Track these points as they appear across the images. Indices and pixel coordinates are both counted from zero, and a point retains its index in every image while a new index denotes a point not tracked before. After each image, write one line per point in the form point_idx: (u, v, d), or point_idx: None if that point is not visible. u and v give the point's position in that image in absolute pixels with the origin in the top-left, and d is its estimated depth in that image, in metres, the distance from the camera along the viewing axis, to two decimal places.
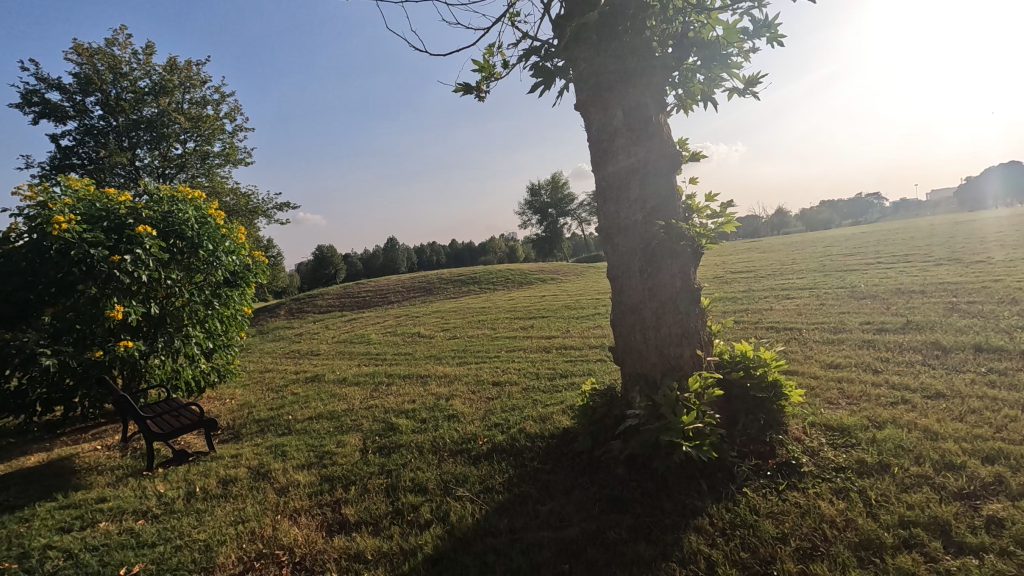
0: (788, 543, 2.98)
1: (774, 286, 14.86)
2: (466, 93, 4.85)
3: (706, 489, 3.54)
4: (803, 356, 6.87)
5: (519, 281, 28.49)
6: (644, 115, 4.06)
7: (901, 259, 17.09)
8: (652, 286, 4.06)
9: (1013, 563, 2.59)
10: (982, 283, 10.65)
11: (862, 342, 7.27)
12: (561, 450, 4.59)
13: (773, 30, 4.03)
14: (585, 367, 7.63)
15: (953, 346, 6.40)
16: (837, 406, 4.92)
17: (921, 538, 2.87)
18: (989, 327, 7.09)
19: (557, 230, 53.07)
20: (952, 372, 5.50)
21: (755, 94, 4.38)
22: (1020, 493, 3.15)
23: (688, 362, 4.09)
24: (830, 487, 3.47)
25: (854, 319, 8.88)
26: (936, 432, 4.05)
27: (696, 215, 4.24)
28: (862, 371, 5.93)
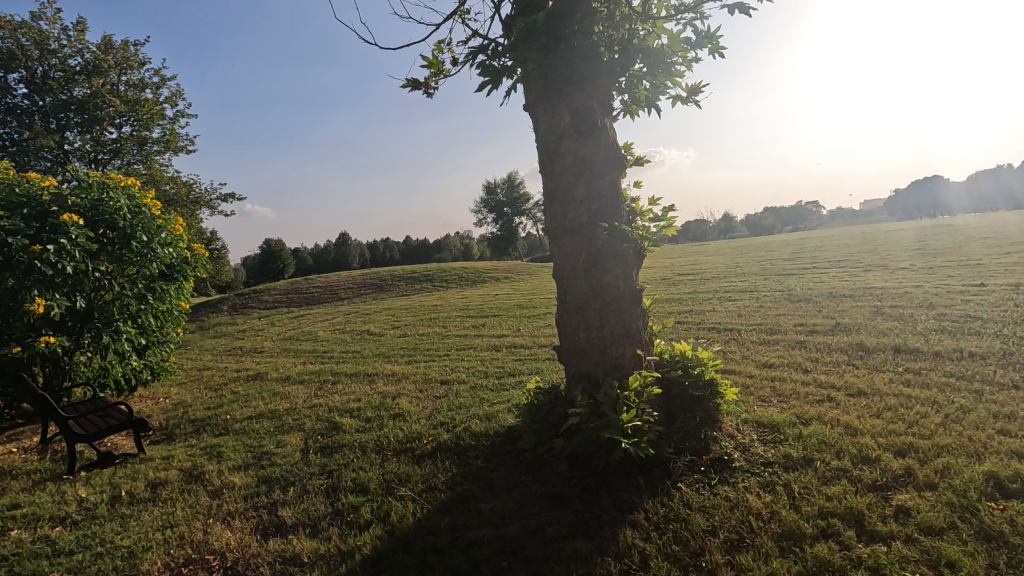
0: (717, 535, 3.11)
1: (718, 288, 15.44)
2: (414, 88, 4.81)
3: (643, 485, 3.65)
4: (740, 356, 7.18)
5: (473, 279, 28.40)
6: (591, 118, 4.14)
7: (835, 265, 18.10)
8: (596, 287, 4.15)
9: (916, 549, 2.79)
10: (905, 288, 11.42)
11: (795, 343, 7.65)
12: (505, 448, 4.62)
13: (714, 42, 4.21)
14: (533, 366, 7.69)
15: (875, 347, 6.83)
16: (769, 404, 5.16)
17: (837, 527, 3.05)
18: (908, 329, 7.62)
19: (512, 229, 53.22)
20: (874, 372, 5.88)
21: (697, 103, 4.57)
22: (926, 484, 3.40)
23: (629, 360, 4.20)
24: (758, 481, 3.64)
25: (789, 320, 9.34)
26: (856, 428, 4.31)
27: (639, 219, 4.39)
28: (793, 371, 6.25)
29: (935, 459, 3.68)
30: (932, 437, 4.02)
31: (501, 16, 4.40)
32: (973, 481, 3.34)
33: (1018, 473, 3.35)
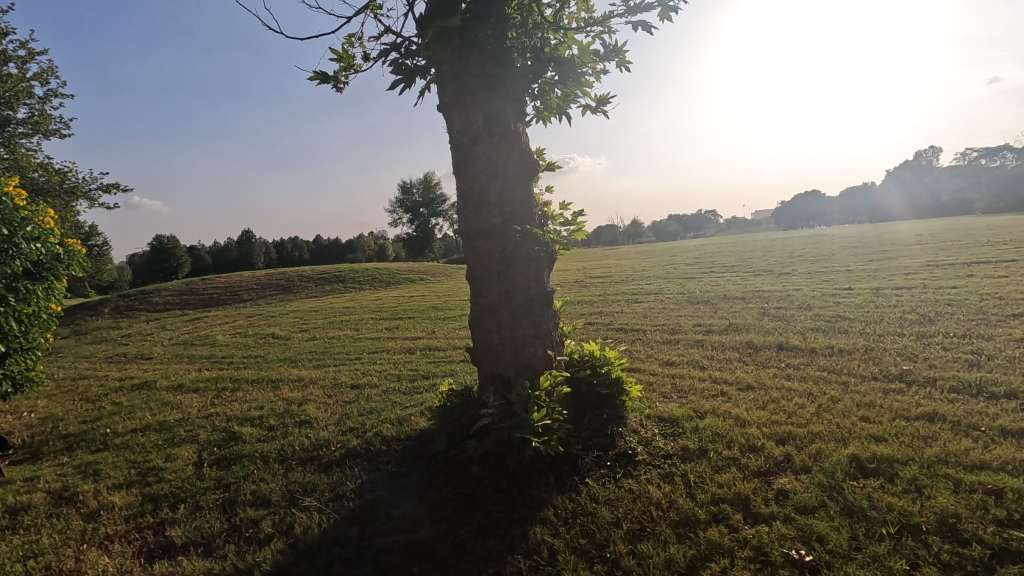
0: (621, 526, 3.25)
1: (626, 290, 16.17)
2: (322, 82, 4.63)
3: (552, 482, 3.74)
4: (645, 355, 7.57)
5: (387, 280, 27.73)
6: (504, 123, 4.21)
7: (730, 270, 19.57)
8: (508, 289, 4.20)
9: (793, 527, 3.09)
10: (788, 291, 12.60)
11: (694, 342, 8.20)
12: (417, 451, 4.55)
13: (622, 56, 4.46)
14: (447, 368, 7.65)
15: (763, 345, 7.47)
16: (670, 399, 5.49)
17: (727, 512, 3.30)
18: (789, 328, 8.41)
19: (428, 230, 52.57)
20: (761, 367, 6.43)
21: (605, 112, 4.81)
22: (802, 467, 3.77)
23: (540, 361, 4.29)
24: (659, 473, 3.86)
25: (689, 321, 9.97)
26: (745, 419, 4.69)
27: (551, 223, 4.53)
28: (691, 368, 6.68)
29: (810, 445, 4.09)
30: (808, 425, 4.47)
31: (415, 15, 4.35)
32: (840, 463, 3.74)
33: (875, 454, 3.80)
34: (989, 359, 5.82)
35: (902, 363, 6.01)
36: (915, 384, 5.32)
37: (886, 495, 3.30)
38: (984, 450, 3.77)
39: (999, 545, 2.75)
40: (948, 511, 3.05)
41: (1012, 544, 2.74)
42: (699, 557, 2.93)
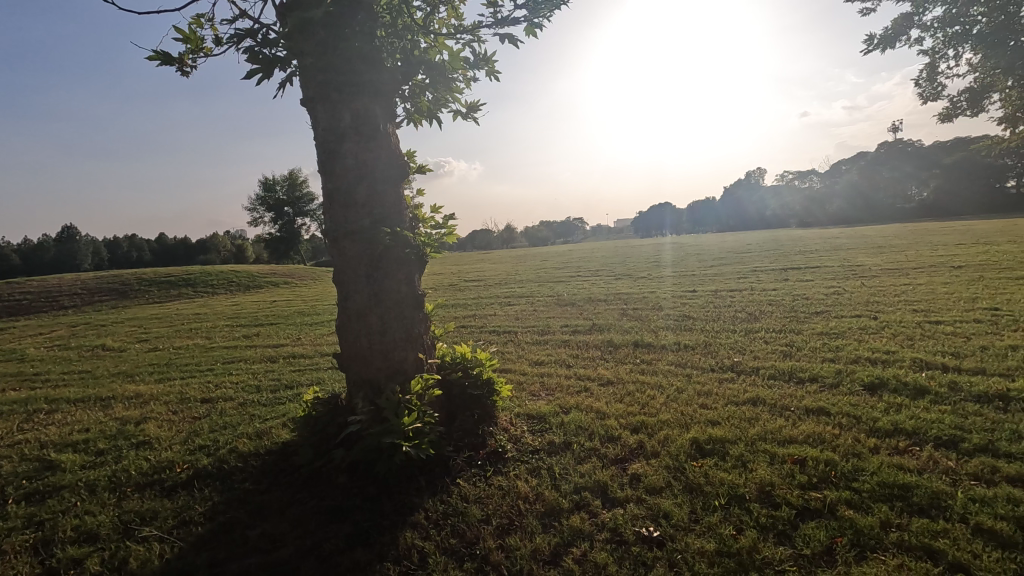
0: (490, 522, 3.34)
1: (499, 294, 16.53)
2: (165, 63, 4.18)
3: (423, 485, 3.73)
4: (515, 355, 7.83)
5: (245, 284, 25.45)
6: (373, 123, 4.13)
7: (595, 274, 20.88)
8: (378, 293, 4.12)
9: (644, 507, 3.40)
10: (644, 293, 13.78)
11: (561, 342, 8.64)
12: (278, 466, 4.27)
13: (490, 65, 4.64)
14: (313, 376, 7.25)
15: (622, 343, 8.10)
16: (537, 397, 5.75)
17: (588, 499, 3.55)
18: (644, 328, 9.20)
19: (294, 231, 49.26)
20: (619, 363, 6.97)
21: (474, 118, 4.97)
22: (652, 452, 4.17)
23: (411, 365, 4.26)
24: (526, 467, 4.03)
25: (558, 322, 10.48)
26: (604, 412, 5.07)
27: (422, 225, 4.53)
28: (558, 366, 7.05)
29: (659, 432, 4.52)
30: (658, 414, 4.94)
31: (274, 3, 4.09)
32: (682, 446, 4.19)
33: (711, 436, 4.31)
34: (798, 350, 6.88)
35: (734, 355, 6.88)
36: (744, 373, 6.12)
37: (719, 471, 3.77)
38: (793, 426, 4.46)
39: (801, 505, 3.28)
40: (765, 481, 3.56)
41: (811, 503, 3.28)
42: (562, 544, 3.11)
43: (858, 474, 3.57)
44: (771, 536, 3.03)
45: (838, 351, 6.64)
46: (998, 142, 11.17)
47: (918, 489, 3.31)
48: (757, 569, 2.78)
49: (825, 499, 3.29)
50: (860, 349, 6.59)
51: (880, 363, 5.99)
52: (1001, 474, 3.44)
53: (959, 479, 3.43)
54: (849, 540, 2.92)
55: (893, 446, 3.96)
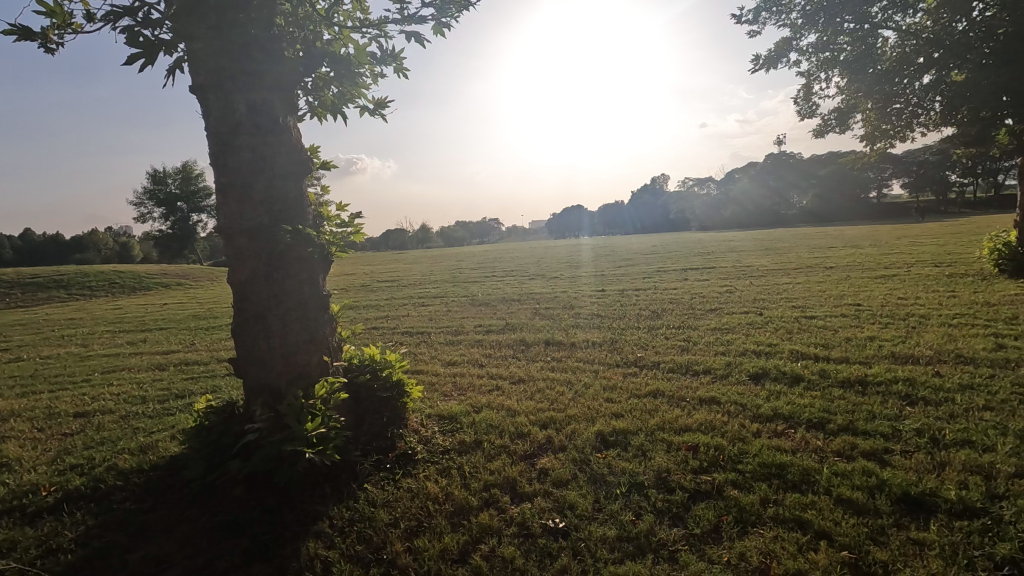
0: (398, 525, 3.30)
1: (413, 294, 16.31)
2: (24, 39, 3.72)
3: (328, 492, 3.60)
4: (428, 356, 7.76)
5: (131, 286, 23.19)
6: (272, 115, 3.92)
7: (509, 274, 21.20)
8: (277, 293, 3.92)
9: (550, 500, 3.51)
10: (555, 293, 14.18)
11: (474, 342, 8.68)
12: (166, 482, 3.94)
13: (398, 62, 4.58)
14: (208, 383, 6.76)
15: (534, 342, 8.28)
16: (449, 397, 5.74)
17: (497, 495, 3.59)
18: (555, 326, 9.47)
19: (188, 228, 45.59)
20: (530, 362, 7.11)
21: (382, 114, 4.89)
22: (559, 446, 4.30)
23: (315, 368, 4.10)
24: (436, 468, 4.01)
25: (471, 322, 10.52)
26: (515, 410, 5.16)
27: (326, 223, 4.38)
28: (471, 366, 7.08)
29: (567, 426, 4.68)
30: (566, 409, 5.10)
31: None
32: (588, 439, 4.37)
33: (615, 428, 4.53)
34: (694, 345, 7.38)
35: (637, 351, 7.26)
36: (646, 367, 6.48)
37: (620, 460, 3.96)
38: (688, 415, 4.79)
39: (693, 488, 3.53)
40: (662, 468, 3.80)
41: (701, 485, 3.54)
42: (471, 542, 3.13)
43: (742, 457, 3.90)
44: (666, 519, 3.23)
45: (728, 344, 7.21)
46: (861, 157, 12.63)
47: (791, 467, 3.68)
48: (653, 551, 2.96)
49: (714, 482, 3.57)
50: (747, 342, 7.19)
51: (763, 355, 6.57)
52: (858, 450, 3.90)
53: (825, 456, 3.85)
54: (733, 518, 3.19)
55: (772, 430, 4.36)
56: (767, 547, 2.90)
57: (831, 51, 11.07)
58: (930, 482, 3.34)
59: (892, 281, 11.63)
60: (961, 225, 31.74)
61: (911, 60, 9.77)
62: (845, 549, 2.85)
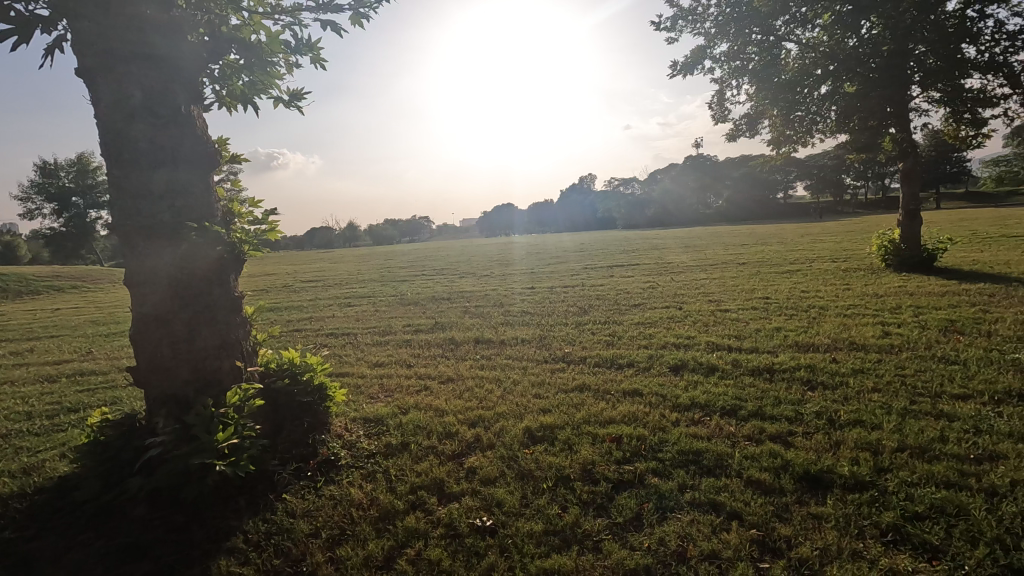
0: (319, 535, 3.17)
1: (338, 294, 15.79)
2: None
3: (243, 506, 3.40)
4: (353, 358, 7.53)
5: (15, 290, 20.88)
6: (173, 104, 3.65)
7: (440, 272, 21.01)
8: (182, 295, 3.65)
9: (478, 499, 3.50)
10: (485, 291, 14.20)
11: (402, 342, 8.51)
12: (54, 505, 3.56)
13: (315, 52, 4.39)
14: (107, 395, 6.20)
15: (463, 340, 8.24)
16: (375, 399, 5.59)
17: (424, 497, 3.53)
18: (485, 324, 9.48)
19: (85, 226, 41.67)
20: (459, 361, 7.06)
21: (297, 106, 4.68)
22: (488, 444, 4.29)
23: (228, 374, 3.85)
24: (361, 473, 3.89)
25: (400, 322, 10.32)
26: (443, 409, 5.10)
27: (238, 220, 4.13)
28: (398, 367, 6.93)
29: (495, 423, 4.68)
30: (495, 407, 5.11)
31: None
32: (517, 435, 4.39)
33: (542, 423, 4.58)
34: (619, 339, 7.62)
35: (565, 346, 7.40)
36: (573, 362, 6.61)
37: (548, 455, 4.02)
38: (613, 408, 4.93)
39: (617, 478, 3.64)
40: (588, 460, 3.89)
41: (624, 475, 3.66)
42: (396, 546, 3.06)
43: (662, 445, 4.06)
44: (591, 510, 3.31)
45: (650, 338, 7.51)
46: (769, 160, 13.54)
47: (707, 453, 3.88)
48: (578, 542, 3.02)
49: (636, 471, 3.69)
50: (668, 336, 7.51)
51: (683, 347, 6.89)
52: (766, 433, 4.17)
53: (737, 441, 4.08)
54: (654, 505, 3.31)
55: (690, 418, 4.58)
56: (684, 530, 3.03)
57: (741, 60, 11.81)
58: (827, 460, 3.62)
59: (796, 276, 12.57)
60: (855, 223, 34.79)
61: (810, 71, 10.64)
62: (753, 527, 3.03)
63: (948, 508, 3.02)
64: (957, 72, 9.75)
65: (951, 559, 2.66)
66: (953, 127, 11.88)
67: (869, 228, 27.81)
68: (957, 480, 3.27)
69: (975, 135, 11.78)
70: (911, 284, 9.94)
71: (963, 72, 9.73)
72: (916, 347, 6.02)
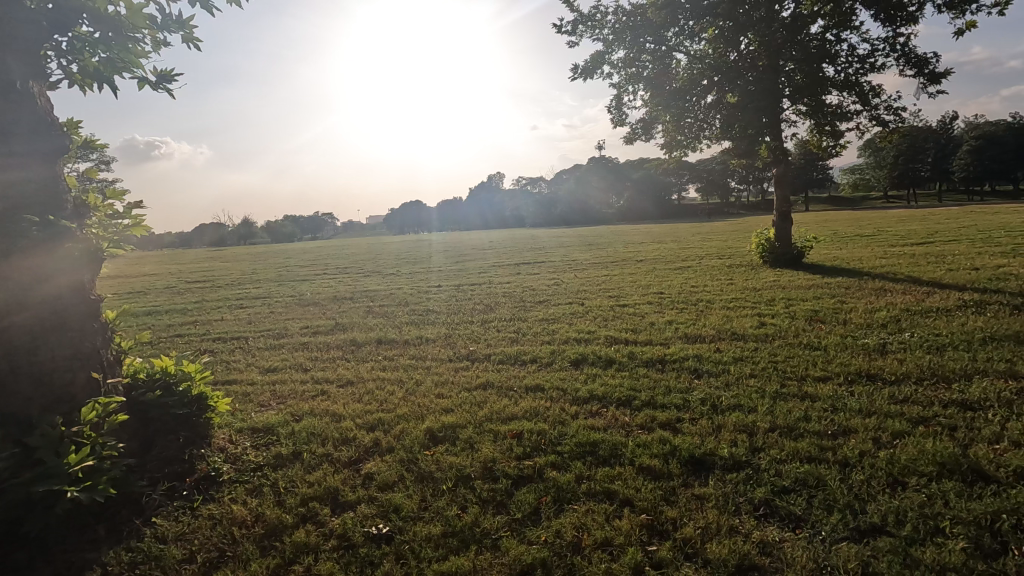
0: (195, 560, 2.89)
1: (229, 295, 14.68)
2: None
3: (102, 535, 3.04)
4: (243, 364, 7.01)
5: None
6: (5, 76, 3.17)
7: (343, 271, 20.20)
8: (23, 298, 3.16)
9: (375, 506, 3.36)
10: (390, 290, 13.87)
11: (299, 344, 8.06)
12: None
13: (187, 31, 4.01)
14: None
15: (365, 341, 7.96)
16: (266, 408, 5.23)
17: (316, 509, 3.34)
18: (389, 324, 9.24)
19: None
20: (360, 362, 6.81)
21: (167, 90, 4.26)
22: (387, 448, 4.16)
23: (82, 389, 3.42)
24: (246, 488, 3.61)
25: (297, 324, 9.78)
26: (341, 415, 4.87)
27: (93, 215, 3.71)
28: (294, 371, 6.55)
29: (395, 426, 4.55)
30: (396, 409, 4.96)
31: None
32: (417, 437, 4.30)
33: (444, 423, 4.52)
34: (523, 336, 7.73)
35: (470, 344, 7.37)
36: (477, 360, 6.60)
37: (449, 455, 3.96)
38: (515, 404, 4.97)
39: (517, 474, 3.67)
40: (489, 458, 3.88)
41: (524, 471, 3.70)
42: (283, 564, 2.87)
43: (561, 438, 4.15)
44: (491, 508, 3.30)
45: (553, 334, 7.68)
46: (662, 163, 14.37)
47: (603, 443, 4.01)
48: (477, 542, 3.00)
49: (535, 466, 3.74)
50: (569, 331, 7.74)
51: (583, 342, 7.12)
52: (657, 421, 4.40)
53: (631, 430, 4.26)
54: (551, 498, 3.37)
55: (588, 411, 4.72)
56: (579, 521, 3.11)
57: (636, 67, 12.39)
58: (709, 443, 3.89)
59: (687, 272, 13.45)
60: (737, 224, 37.95)
61: (698, 81, 11.43)
62: (643, 512, 3.18)
63: (809, 480, 3.34)
64: (819, 89, 10.90)
65: (811, 526, 2.94)
66: (817, 138, 13.28)
67: (749, 228, 30.51)
68: (817, 454, 3.63)
69: (834, 145, 13.25)
70: (784, 279, 10.98)
71: (824, 90, 10.92)
72: (786, 335, 6.65)
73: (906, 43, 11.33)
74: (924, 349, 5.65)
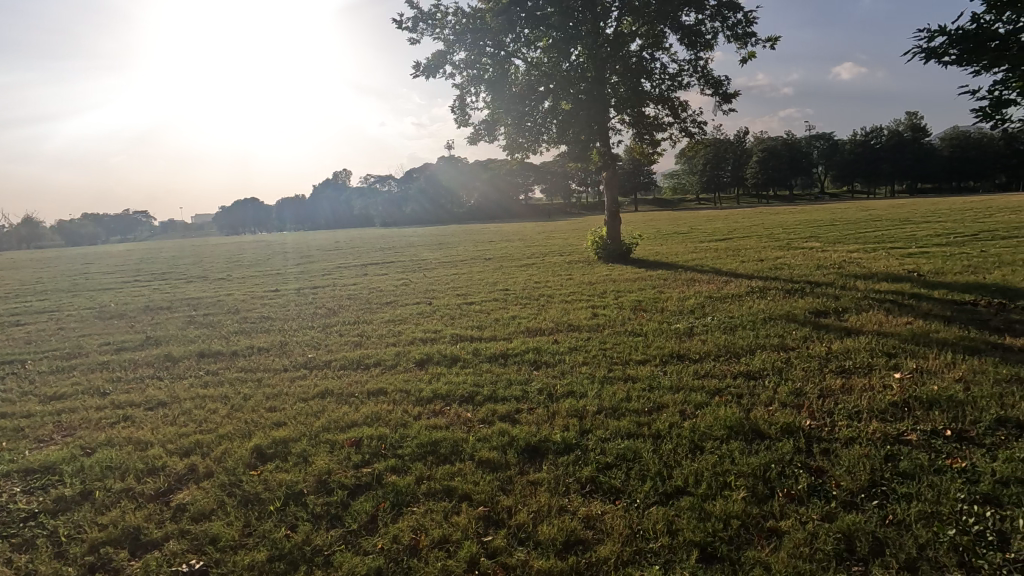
0: None
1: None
2: None
3: None
4: (16, 393, 5.78)
5: None
6: None
7: (158, 277, 17.75)
8: None
9: (186, 540, 2.99)
10: (217, 296, 12.50)
11: (96, 364, 6.88)
12: None
13: None
14: None
15: (183, 356, 7.06)
16: (46, 444, 4.37)
17: (109, 554, 2.88)
18: (213, 334, 8.31)
19: None
20: (176, 380, 6.00)
21: None
22: (205, 473, 3.73)
23: None
24: (12, 543, 2.98)
25: (95, 340, 8.35)
26: (148, 442, 4.25)
27: None
28: (87, 397, 5.56)
29: (216, 448, 4.10)
30: (217, 429, 4.46)
31: None
32: (242, 457, 3.91)
33: (274, 439, 4.18)
34: (368, 339, 7.45)
35: (307, 352, 6.92)
36: (316, 368, 6.22)
37: (278, 473, 3.67)
38: (356, 411, 4.78)
39: (354, 484, 3.52)
40: (323, 470, 3.67)
41: (362, 479, 3.56)
42: None
43: (402, 441, 4.08)
44: (324, 523, 3.13)
45: (399, 335, 7.53)
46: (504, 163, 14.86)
47: (444, 441, 4.03)
48: (307, 561, 2.82)
49: (374, 472, 3.63)
50: (416, 331, 7.66)
51: (430, 341, 7.09)
52: (497, 414, 4.53)
53: (472, 426, 4.33)
54: (390, 503, 3.29)
55: (431, 411, 4.70)
56: (418, 523, 3.08)
57: (477, 69, 12.61)
58: (544, 430, 4.10)
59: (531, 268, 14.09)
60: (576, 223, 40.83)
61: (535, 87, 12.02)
62: (481, 505, 3.25)
63: (628, 455, 3.69)
64: (639, 101, 12.12)
65: (628, 496, 3.25)
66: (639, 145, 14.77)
67: None
68: (635, 430, 4.03)
69: (654, 152, 14.84)
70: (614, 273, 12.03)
71: (642, 102, 12.17)
72: (614, 325, 7.29)
73: (705, 66, 13.10)
74: (722, 330, 6.58)
